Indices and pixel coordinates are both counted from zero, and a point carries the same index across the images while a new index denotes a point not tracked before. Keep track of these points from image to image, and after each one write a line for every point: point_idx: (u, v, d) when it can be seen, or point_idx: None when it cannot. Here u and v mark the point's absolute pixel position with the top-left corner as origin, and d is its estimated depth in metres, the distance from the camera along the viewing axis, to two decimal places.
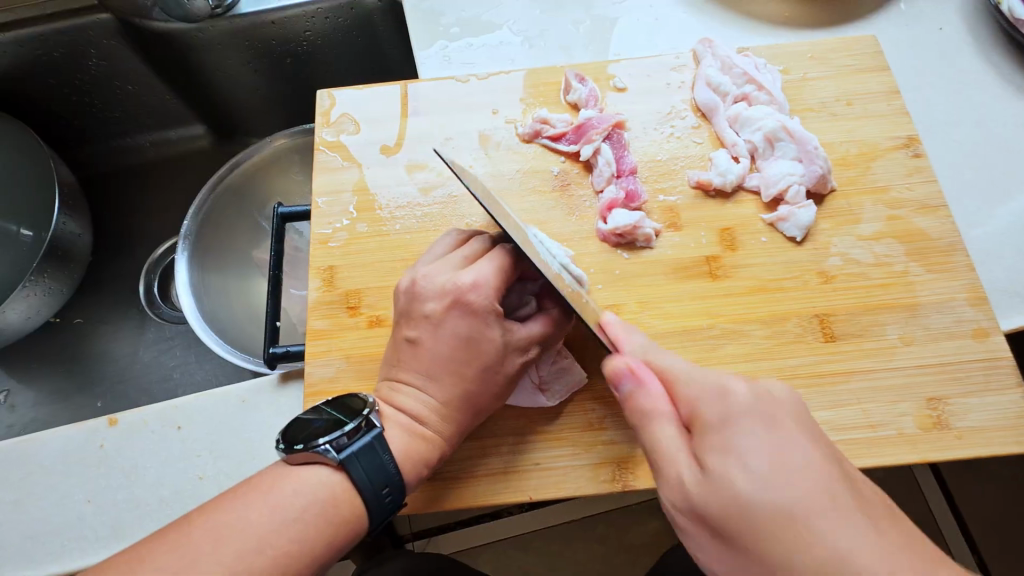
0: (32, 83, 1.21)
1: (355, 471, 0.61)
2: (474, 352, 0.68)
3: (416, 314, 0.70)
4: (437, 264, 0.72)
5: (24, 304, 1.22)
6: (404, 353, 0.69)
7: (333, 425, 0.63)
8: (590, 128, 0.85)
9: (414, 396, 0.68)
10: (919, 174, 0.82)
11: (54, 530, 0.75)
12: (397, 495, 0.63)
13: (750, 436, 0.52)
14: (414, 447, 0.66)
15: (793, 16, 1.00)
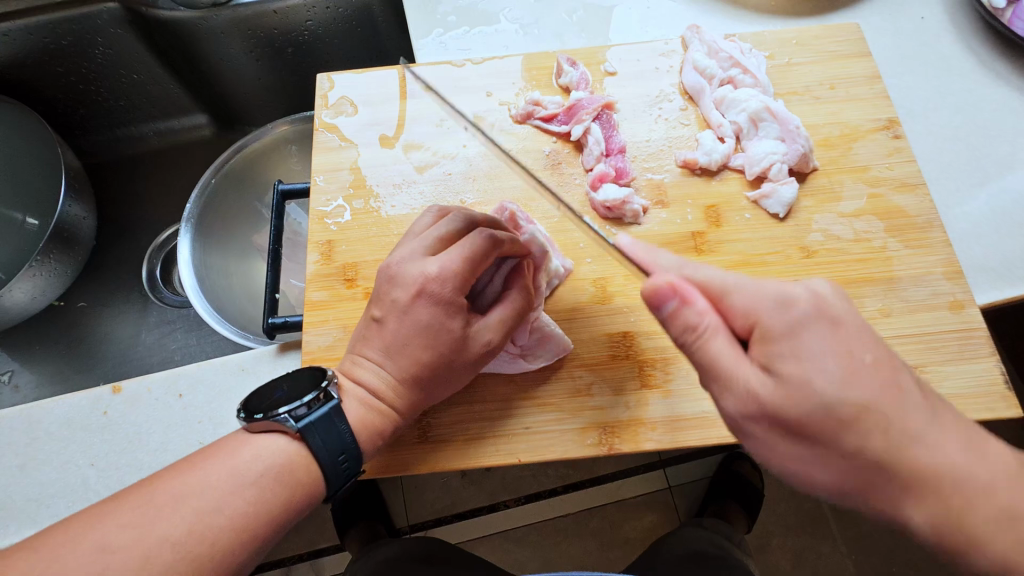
0: (39, 72, 1.24)
1: (312, 439, 0.64)
2: (433, 338, 0.69)
3: (386, 295, 0.72)
4: (406, 249, 0.73)
5: (30, 283, 1.24)
6: (369, 331, 0.72)
7: (294, 397, 0.65)
8: (580, 109, 0.88)
9: (374, 371, 0.70)
10: (898, 155, 0.85)
11: (58, 491, 0.77)
12: (353, 462, 0.66)
13: (818, 340, 0.52)
14: (367, 418, 0.68)
15: (781, 5, 1.03)
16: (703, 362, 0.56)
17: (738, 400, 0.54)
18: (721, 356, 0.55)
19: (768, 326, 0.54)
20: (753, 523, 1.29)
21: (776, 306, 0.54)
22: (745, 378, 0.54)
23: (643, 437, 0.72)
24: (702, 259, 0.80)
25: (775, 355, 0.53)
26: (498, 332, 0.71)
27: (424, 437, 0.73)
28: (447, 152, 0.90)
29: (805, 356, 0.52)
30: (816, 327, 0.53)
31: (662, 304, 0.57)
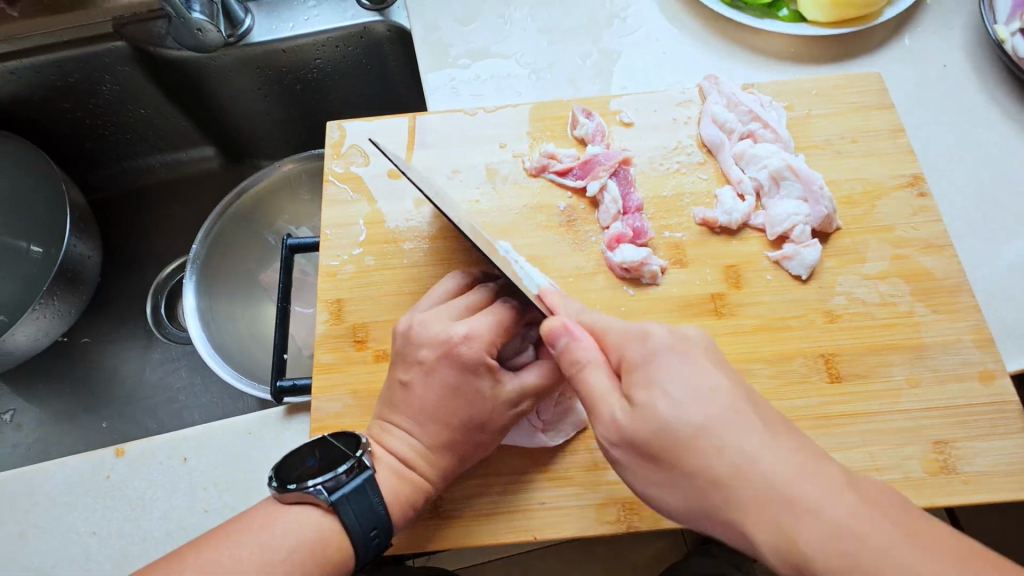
0: (46, 108, 1.23)
1: (345, 513, 0.63)
2: (462, 403, 0.68)
3: (409, 358, 0.70)
4: (433, 311, 0.72)
5: (34, 325, 1.22)
6: (397, 394, 0.70)
7: (328, 467, 0.64)
8: (597, 165, 0.86)
9: (404, 439, 0.69)
10: (924, 214, 0.83)
11: (59, 560, 0.75)
12: (384, 537, 0.65)
13: (675, 364, 0.59)
14: (400, 489, 0.67)
15: (799, 51, 1.01)
16: (580, 389, 0.62)
17: (607, 424, 0.59)
18: (588, 380, 0.62)
19: (627, 357, 0.61)
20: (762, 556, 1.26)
21: (636, 343, 0.62)
22: (609, 409, 0.59)
23: (663, 515, 0.69)
24: (722, 323, 0.78)
25: (631, 384, 0.60)
26: (527, 396, 0.70)
27: (437, 511, 0.71)
28: (460, 207, 0.87)
29: (669, 393, 0.57)
30: (671, 356, 0.60)
31: (556, 338, 0.64)
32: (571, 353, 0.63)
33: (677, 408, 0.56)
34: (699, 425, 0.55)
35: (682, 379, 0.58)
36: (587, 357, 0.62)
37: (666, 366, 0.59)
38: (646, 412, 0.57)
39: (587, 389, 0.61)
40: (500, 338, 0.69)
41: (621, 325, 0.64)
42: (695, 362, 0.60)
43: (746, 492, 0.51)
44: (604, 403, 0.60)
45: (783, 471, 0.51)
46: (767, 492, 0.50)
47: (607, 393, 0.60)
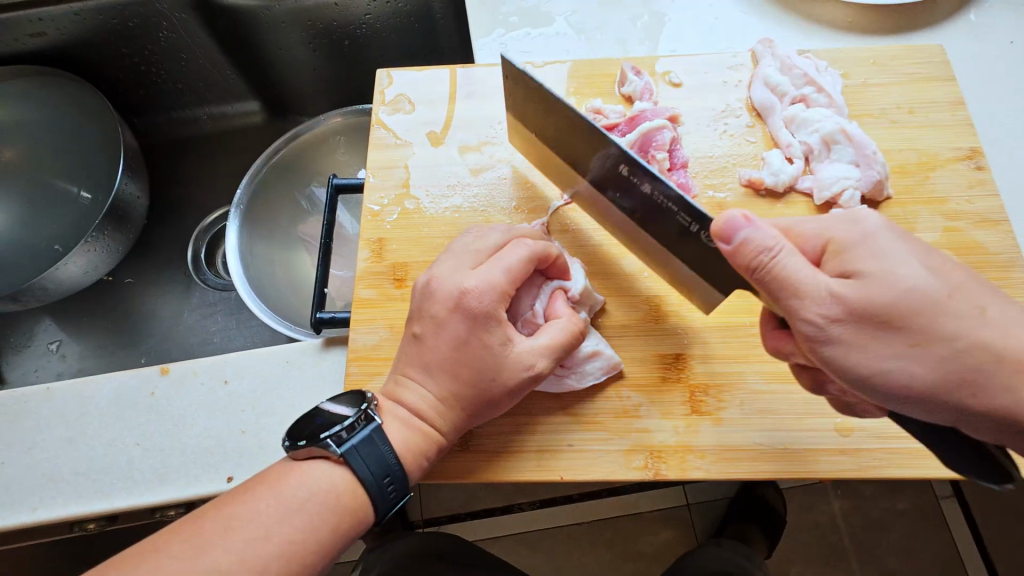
0: (104, 52, 1.27)
1: (356, 464, 0.62)
2: (472, 357, 0.66)
3: (424, 312, 0.69)
4: (450, 264, 0.71)
5: (85, 257, 1.27)
6: (410, 347, 0.69)
7: (338, 420, 0.64)
8: (654, 139, 0.84)
9: (415, 389, 0.67)
10: (980, 188, 0.80)
11: (105, 467, 0.79)
12: (399, 484, 0.64)
13: (888, 246, 0.60)
14: (412, 440, 0.66)
15: (858, 21, 0.98)
16: (776, 282, 0.58)
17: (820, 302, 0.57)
18: (796, 271, 0.58)
19: (840, 239, 0.61)
20: (772, 548, 1.27)
21: (844, 224, 0.62)
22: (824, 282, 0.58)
23: (691, 465, 0.69)
24: None
25: (853, 260, 0.60)
26: (782, 254, 0.58)
27: (465, 447, 0.71)
28: (503, 156, 0.88)
29: (881, 256, 0.59)
30: (885, 238, 0.60)
31: (736, 233, 0.59)
32: (751, 244, 0.58)
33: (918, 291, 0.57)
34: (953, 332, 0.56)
35: (919, 256, 0.59)
36: (824, 329, 0.57)
37: (874, 247, 0.60)
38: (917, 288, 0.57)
39: (790, 275, 0.58)
40: (512, 290, 0.69)
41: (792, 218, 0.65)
42: (909, 245, 0.60)
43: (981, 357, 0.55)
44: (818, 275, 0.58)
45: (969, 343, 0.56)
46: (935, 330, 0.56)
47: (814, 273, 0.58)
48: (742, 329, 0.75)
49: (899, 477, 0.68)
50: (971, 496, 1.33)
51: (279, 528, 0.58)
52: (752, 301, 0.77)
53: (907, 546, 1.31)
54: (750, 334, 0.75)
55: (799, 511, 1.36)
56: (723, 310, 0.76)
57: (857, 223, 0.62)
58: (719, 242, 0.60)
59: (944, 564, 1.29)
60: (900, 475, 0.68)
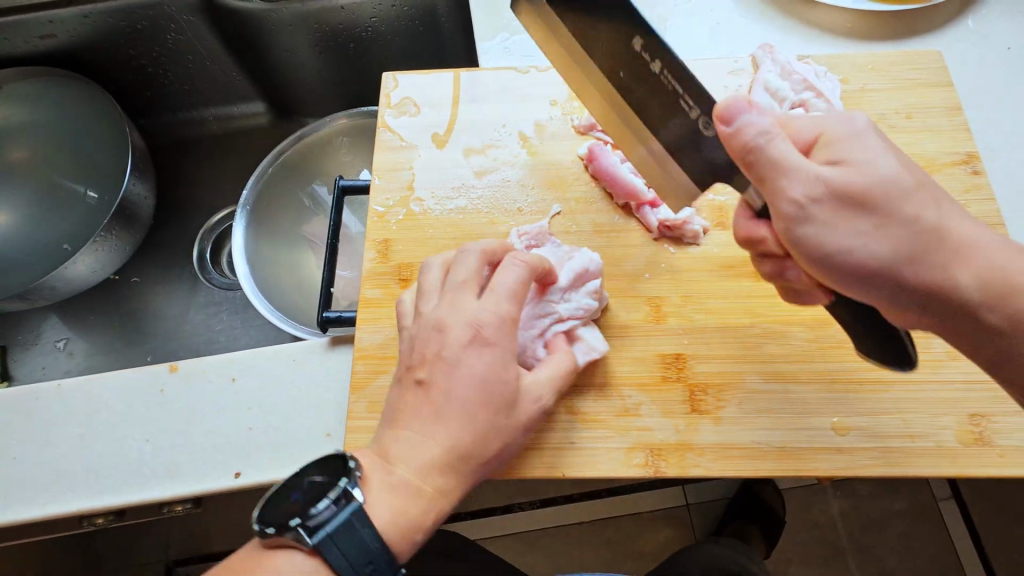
0: (113, 55, 1.28)
1: (332, 554, 0.56)
2: (490, 391, 0.64)
3: (430, 350, 0.65)
4: (450, 301, 0.67)
5: (92, 256, 1.28)
6: (413, 396, 0.65)
7: (312, 505, 0.57)
8: None
9: (417, 441, 0.62)
10: (976, 192, 0.82)
11: (115, 464, 0.81)
12: (382, 573, 0.58)
13: (877, 150, 0.63)
14: (413, 504, 0.60)
15: (858, 27, 1.00)
16: (767, 163, 0.62)
17: (805, 181, 0.61)
18: (786, 155, 0.62)
19: (831, 135, 0.65)
20: (771, 549, 1.30)
21: (837, 121, 0.66)
22: (807, 169, 0.62)
23: (690, 463, 0.71)
24: (762, 285, 0.79)
25: (836, 153, 0.63)
26: (772, 139, 0.62)
27: None
28: (506, 159, 0.90)
29: (867, 151, 0.63)
30: (871, 135, 0.64)
31: (737, 116, 0.63)
32: (746, 133, 0.63)
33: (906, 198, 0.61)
34: (956, 243, 0.61)
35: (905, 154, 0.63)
36: (807, 214, 0.62)
37: (864, 141, 0.63)
38: (875, 236, 0.61)
39: (778, 158, 0.62)
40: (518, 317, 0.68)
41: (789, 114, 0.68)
42: (895, 150, 0.64)
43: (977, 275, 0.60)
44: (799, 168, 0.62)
45: (962, 237, 0.61)
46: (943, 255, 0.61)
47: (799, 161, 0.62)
48: (741, 330, 0.77)
49: (895, 475, 0.69)
50: (968, 496, 1.34)
51: None
52: (751, 303, 0.78)
53: (906, 544, 1.33)
54: (749, 335, 0.76)
55: (799, 511, 1.37)
56: (722, 311, 0.78)
57: (857, 135, 0.64)
58: (719, 124, 0.64)
59: (942, 564, 1.31)
60: (895, 474, 0.69)
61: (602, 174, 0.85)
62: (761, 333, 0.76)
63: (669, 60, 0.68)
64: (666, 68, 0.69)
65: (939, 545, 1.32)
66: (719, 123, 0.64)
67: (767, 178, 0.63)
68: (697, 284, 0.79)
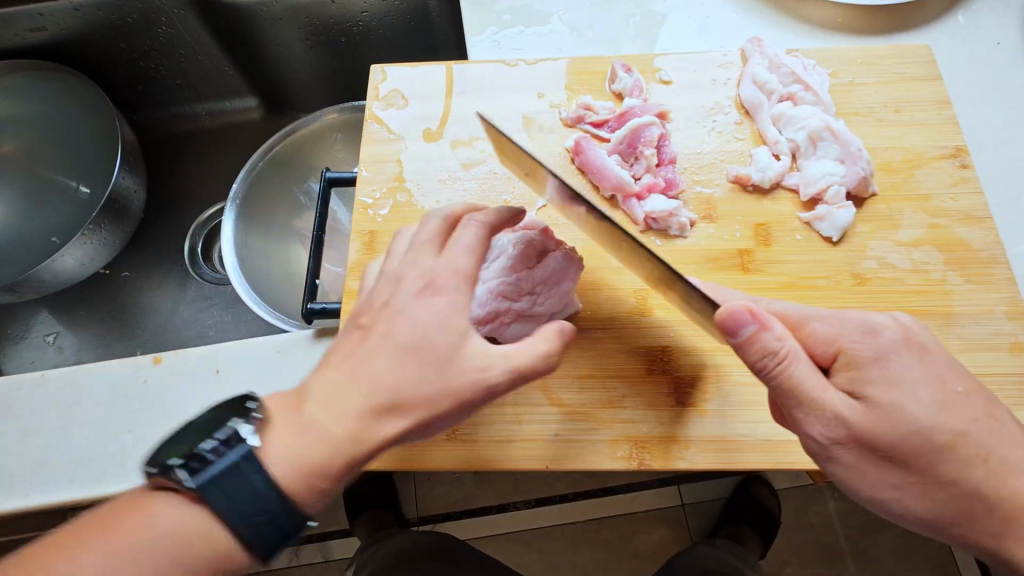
0: (104, 48, 1.28)
1: (211, 499, 0.53)
2: (426, 347, 0.58)
3: (378, 297, 0.62)
4: (415, 250, 0.63)
5: (81, 249, 1.27)
6: (350, 336, 0.60)
7: (202, 443, 0.55)
8: (642, 135, 0.86)
9: (330, 383, 0.58)
10: (964, 185, 0.81)
11: (97, 455, 0.80)
12: (275, 531, 0.55)
13: (904, 368, 0.60)
14: (310, 449, 0.56)
15: (848, 22, 1.00)
16: (789, 390, 0.58)
17: (825, 423, 0.59)
18: (805, 380, 0.58)
19: (855, 354, 0.61)
20: (766, 547, 1.29)
21: (860, 335, 0.62)
22: (834, 405, 0.58)
23: (675, 456, 0.70)
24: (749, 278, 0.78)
25: (863, 380, 0.60)
26: (793, 363, 0.58)
27: (452, 435, 0.72)
28: (493, 151, 0.89)
29: (894, 382, 0.59)
30: (902, 355, 0.60)
31: (742, 327, 0.58)
32: (763, 346, 0.58)
33: (931, 414, 0.59)
34: (986, 490, 0.59)
35: (935, 385, 0.59)
36: (830, 452, 0.60)
37: (892, 364, 0.60)
38: (906, 487, 0.60)
39: (800, 386, 0.58)
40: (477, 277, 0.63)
41: (805, 309, 0.65)
42: (928, 365, 0.60)
43: (1005, 490, 0.59)
44: (825, 402, 0.58)
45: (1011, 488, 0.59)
46: (973, 468, 0.59)
47: (824, 393, 0.58)
48: None
49: None
50: None
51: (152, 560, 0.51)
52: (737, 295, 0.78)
53: (901, 544, 1.32)
54: None
55: (793, 511, 1.36)
56: None
57: (881, 339, 0.61)
58: (724, 333, 0.59)
59: (937, 564, 1.30)
60: None
61: (590, 168, 0.85)
62: None
63: (643, 250, 0.62)
64: (655, 263, 0.62)
65: (934, 546, 1.31)
66: (726, 336, 0.59)
67: (789, 396, 0.59)
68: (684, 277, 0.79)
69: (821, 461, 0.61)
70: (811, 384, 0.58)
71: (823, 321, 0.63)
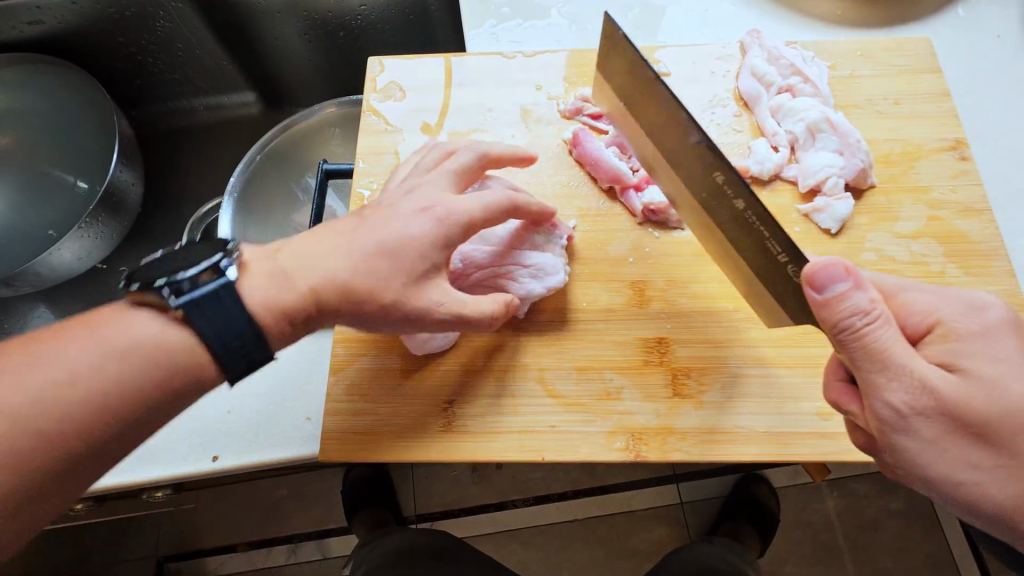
0: (102, 42, 1.27)
1: (196, 321, 0.56)
2: (400, 265, 0.63)
3: (383, 205, 0.67)
4: (432, 177, 0.70)
5: (78, 243, 1.27)
6: (349, 223, 0.66)
7: (184, 268, 0.57)
8: None
9: (320, 268, 0.62)
10: (964, 178, 0.81)
11: None
12: (253, 351, 0.58)
13: (1008, 348, 0.58)
14: (278, 295, 0.60)
15: (848, 15, 0.99)
16: (875, 350, 0.57)
17: (908, 390, 0.56)
18: (892, 346, 0.56)
19: (953, 327, 0.59)
20: (766, 546, 1.28)
21: (962, 309, 0.60)
22: (919, 373, 0.56)
23: (672, 448, 0.70)
24: None
25: (961, 353, 0.58)
26: (880, 329, 0.56)
27: (448, 427, 0.72)
28: (491, 144, 0.89)
29: (997, 360, 0.57)
30: (1005, 335, 0.58)
31: (832, 283, 0.57)
32: (851, 309, 0.56)
33: None
34: None
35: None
36: (906, 424, 0.57)
37: (994, 344, 0.58)
38: (983, 469, 0.57)
39: (887, 351, 0.56)
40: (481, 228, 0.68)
41: (901, 279, 0.64)
42: None
43: None
44: (908, 371, 0.56)
45: None
46: None
47: (908, 359, 0.56)
48: (724, 314, 0.76)
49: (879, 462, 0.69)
50: None
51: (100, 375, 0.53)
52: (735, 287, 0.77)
53: (900, 542, 1.32)
54: (733, 320, 0.75)
55: (792, 509, 1.36)
56: (705, 295, 0.77)
57: (986, 315, 0.59)
58: (809, 289, 0.58)
59: (936, 562, 1.30)
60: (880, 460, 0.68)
61: (587, 160, 0.84)
62: (745, 319, 0.75)
63: (739, 188, 0.62)
64: (728, 181, 0.63)
65: (933, 544, 1.31)
66: (807, 289, 0.58)
67: (872, 362, 0.57)
68: (682, 269, 0.79)
69: (890, 435, 0.59)
70: (897, 349, 0.56)
71: (920, 291, 0.62)
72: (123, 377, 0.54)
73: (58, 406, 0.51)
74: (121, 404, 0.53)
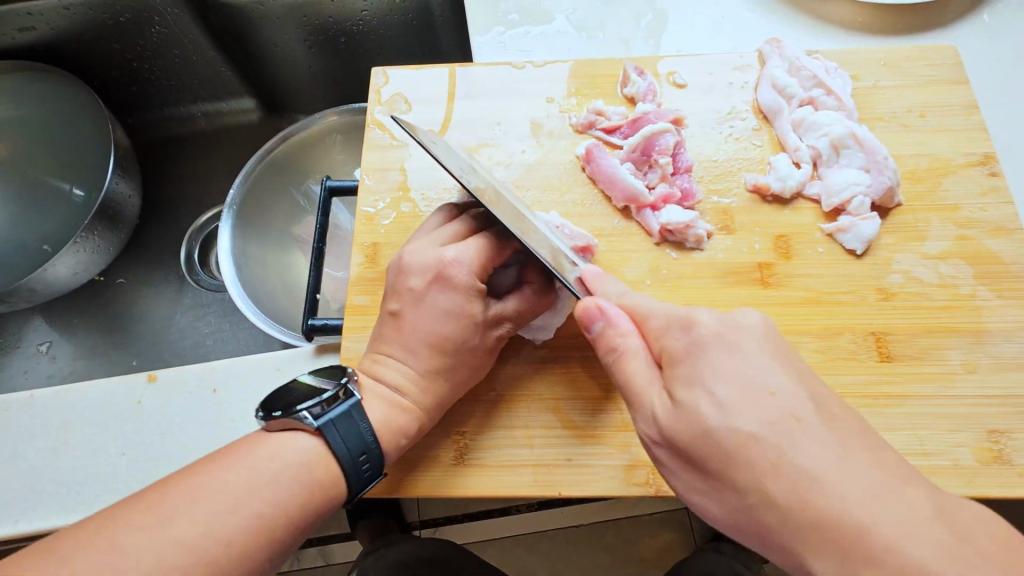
0: (97, 48, 1.24)
1: (331, 437, 0.60)
2: (457, 327, 0.67)
3: (400, 288, 0.69)
4: (422, 241, 0.71)
5: (73, 258, 1.24)
6: (388, 325, 0.69)
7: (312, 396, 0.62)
8: (656, 144, 0.82)
9: (396, 368, 0.67)
10: (994, 195, 0.78)
11: (89, 477, 0.77)
12: (374, 464, 0.62)
13: (718, 364, 0.54)
14: (391, 417, 0.65)
15: (868, 22, 0.96)
16: (624, 386, 0.60)
17: (648, 420, 0.57)
18: (634, 378, 0.59)
19: (672, 349, 0.57)
20: None
21: (677, 329, 0.58)
22: (652, 401, 0.57)
23: None
24: (769, 293, 0.75)
25: (677, 378, 0.55)
26: (629, 358, 0.60)
27: (461, 460, 0.69)
28: (501, 159, 0.85)
29: (697, 380, 0.54)
30: (711, 350, 0.55)
31: (591, 323, 0.62)
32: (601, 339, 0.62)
33: (727, 415, 0.51)
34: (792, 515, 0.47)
35: (727, 383, 0.52)
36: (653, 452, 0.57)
37: (708, 361, 0.54)
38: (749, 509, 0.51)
39: (631, 383, 0.59)
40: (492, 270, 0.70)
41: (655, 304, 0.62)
42: (746, 364, 0.54)
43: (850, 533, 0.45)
44: (644, 394, 0.57)
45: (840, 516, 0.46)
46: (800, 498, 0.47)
47: (646, 385, 0.58)
48: None
49: None
50: None
51: (249, 504, 0.54)
52: (756, 311, 0.74)
53: None
54: None
55: None
56: None
57: (711, 333, 0.56)
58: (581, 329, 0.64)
59: None
60: None
61: (601, 178, 0.81)
62: None
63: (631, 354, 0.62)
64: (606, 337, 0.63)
65: None
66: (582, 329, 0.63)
67: (625, 394, 0.60)
68: (701, 292, 0.75)
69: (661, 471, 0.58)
70: (638, 379, 0.58)
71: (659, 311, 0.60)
72: (278, 501, 0.56)
73: (217, 505, 0.53)
74: (279, 522, 0.55)
